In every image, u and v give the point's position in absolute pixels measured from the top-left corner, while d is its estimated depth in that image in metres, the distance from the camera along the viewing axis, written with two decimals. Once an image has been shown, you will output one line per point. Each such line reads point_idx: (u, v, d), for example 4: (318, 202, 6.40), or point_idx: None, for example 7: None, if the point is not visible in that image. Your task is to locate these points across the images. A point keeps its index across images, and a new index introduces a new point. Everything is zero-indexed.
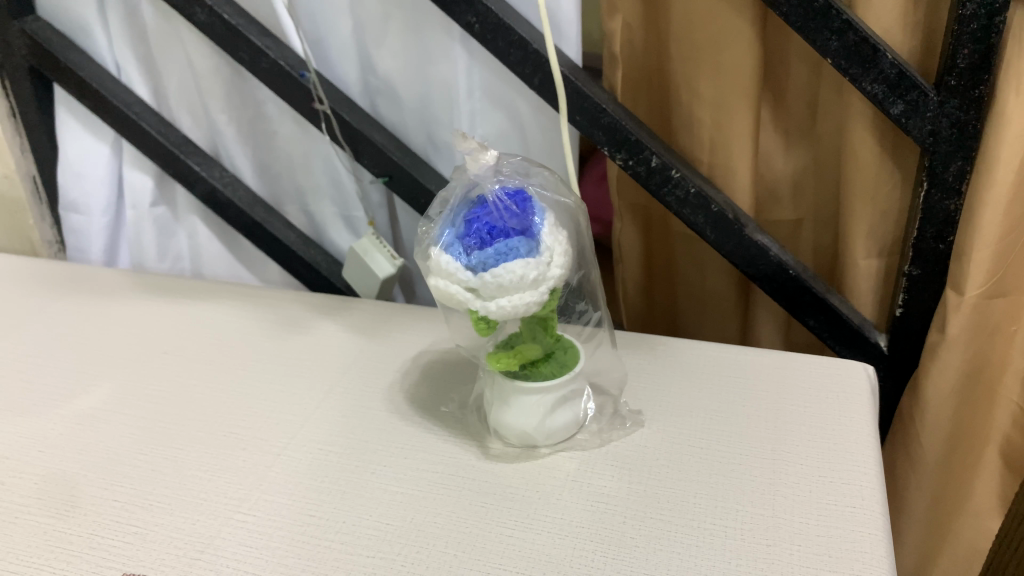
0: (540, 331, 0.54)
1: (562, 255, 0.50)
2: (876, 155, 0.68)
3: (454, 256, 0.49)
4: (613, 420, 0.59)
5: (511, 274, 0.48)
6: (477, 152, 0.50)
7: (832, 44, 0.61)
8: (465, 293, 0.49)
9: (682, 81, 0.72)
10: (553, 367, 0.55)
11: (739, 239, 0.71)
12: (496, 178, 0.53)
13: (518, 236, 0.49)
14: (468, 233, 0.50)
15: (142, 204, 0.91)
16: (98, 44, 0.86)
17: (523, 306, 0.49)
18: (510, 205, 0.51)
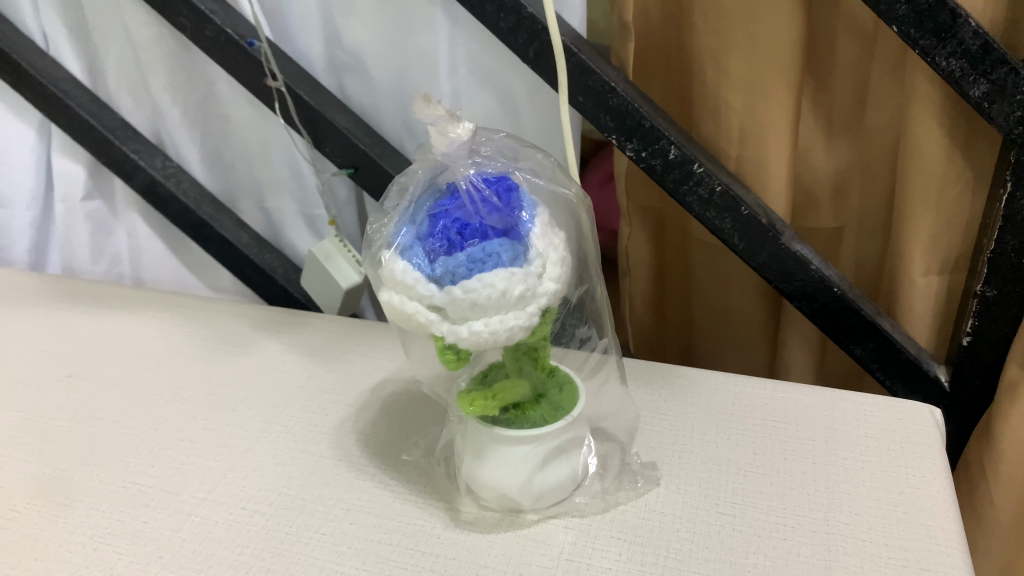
0: (526, 364, 0.42)
1: (557, 264, 0.38)
2: (945, 151, 0.56)
3: (413, 263, 0.37)
4: (621, 476, 0.47)
5: (489, 290, 0.35)
6: (446, 123, 0.38)
7: (899, 9, 0.49)
8: (427, 313, 0.37)
9: (708, 58, 0.60)
10: (544, 410, 0.43)
11: (774, 250, 0.59)
12: (472, 160, 0.40)
13: (499, 238, 0.37)
14: (432, 233, 0.37)
15: (74, 197, 0.79)
16: (22, 11, 0.74)
17: (505, 333, 0.37)
18: (488, 196, 0.38)
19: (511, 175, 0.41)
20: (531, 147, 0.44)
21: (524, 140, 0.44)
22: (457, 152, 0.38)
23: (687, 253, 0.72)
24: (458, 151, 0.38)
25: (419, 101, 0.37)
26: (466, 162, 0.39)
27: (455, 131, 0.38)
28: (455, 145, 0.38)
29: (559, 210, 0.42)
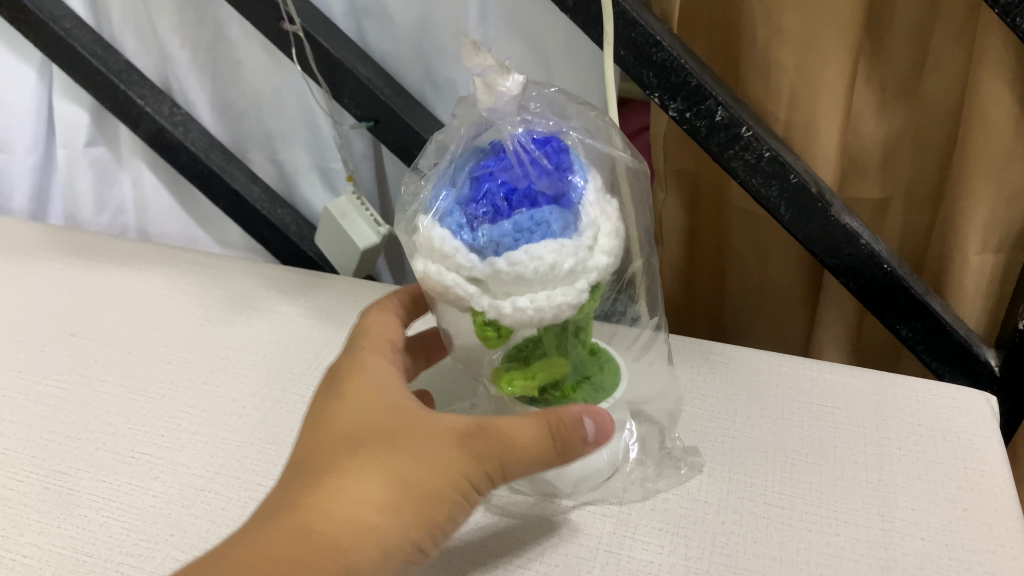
0: (569, 346, 0.38)
1: (610, 235, 0.35)
2: (1014, 122, 0.52)
3: (452, 230, 0.33)
4: (661, 459, 0.44)
5: (536, 263, 0.32)
6: (495, 75, 0.35)
7: None
8: (466, 286, 0.33)
9: (760, 13, 0.56)
10: (588, 393, 0.40)
11: (822, 221, 0.56)
12: (520, 116, 0.37)
13: (549, 205, 0.33)
14: (474, 197, 0.34)
15: (76, 142, 0.74)
16: None
17: (552, 310, 0.33)
18: (537, 158, 0.35)
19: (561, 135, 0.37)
20: (581, 104, 0.41)
21: (577, 96, 0.41)
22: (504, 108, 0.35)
23: (723, 220, 0.68)
24: (507, 108, 0.35)
25: (467, 49, 0.34)
26: (515, 120, 0.36)
27: (504, 84, 0.35)
28: (505, 102, 0.35)
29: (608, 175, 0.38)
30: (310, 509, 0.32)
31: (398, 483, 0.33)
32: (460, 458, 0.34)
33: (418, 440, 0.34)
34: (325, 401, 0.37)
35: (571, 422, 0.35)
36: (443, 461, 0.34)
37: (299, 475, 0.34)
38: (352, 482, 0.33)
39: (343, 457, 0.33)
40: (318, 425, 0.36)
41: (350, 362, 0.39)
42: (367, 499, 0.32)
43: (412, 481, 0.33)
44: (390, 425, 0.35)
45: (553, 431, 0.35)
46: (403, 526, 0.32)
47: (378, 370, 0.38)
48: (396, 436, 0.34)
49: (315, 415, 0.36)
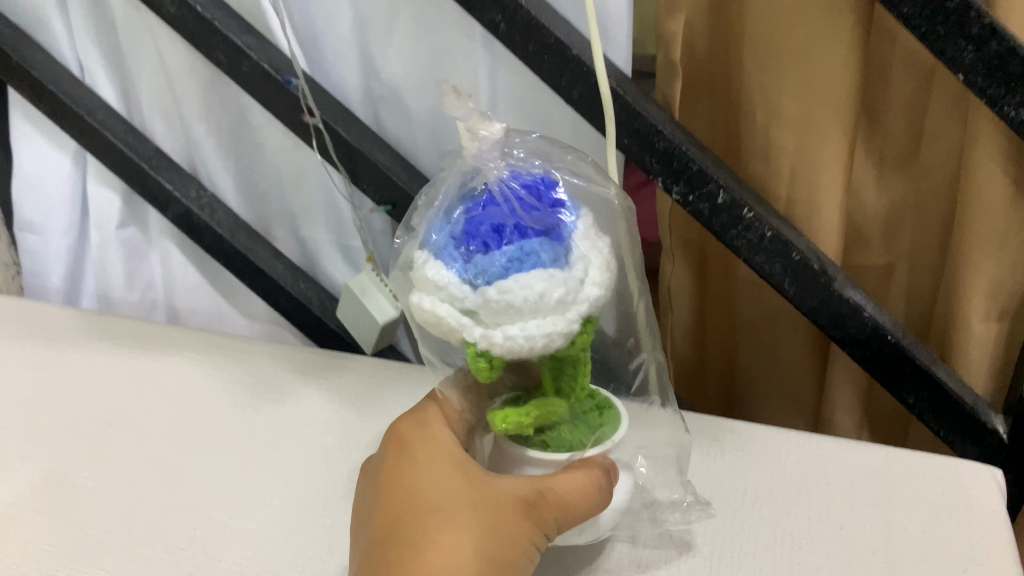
0: (565, 382, 0.40)
1: (598, 269, 0.36)
2: (1009, 198, 0.54)
3: (447, 264, 0.35)
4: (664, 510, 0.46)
5: (526, 290, 0.33)
6: (477, 121, 0.38)
7: (966, 57, 0.48)
8: (460, 317, 0.35)
9: (756, 98, 0.58)
10: (588, 435, 0.41)
11: (826, 296, 0.57)
12: (505, 161, 0.40)
13: (538, 238, 0.35)
14: (469, 233, 0.36)
15: (108, 225, 0.78)
16: (57, 40, 0.75)
17: (541, 339, 0.34)
18: (524, 199, 0.37)
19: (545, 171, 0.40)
20: (561, 147, 0.44)
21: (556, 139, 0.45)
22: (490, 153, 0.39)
23: (731, 288, 0.70)
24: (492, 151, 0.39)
25: (450, 96, 0.38)
26: (501, 163, 0.39)
27: (486, 130, 0.38)
28: (490, 147, 0.39)
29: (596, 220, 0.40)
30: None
31: (482, 552, 0.36)
32: (526, 524, 0.37)
33: (491, 510, 0.37)
34: (395, 477, 0.40)
35: (603, 476, 0.39)
36: (513, 528, 0.37)
37: (389, 549, 0.36)
38: (440, 553, 0.35)
39: (428, 531, 0.36)
40: (394, 501, 0.39)
41: (408, 441, 0.43)
42: (457, 566, 0.35)
43: (493, 554, 0.36)
44: (463, 497, 0.38)
45: (600, 489, 0.39)
46: None
47: (443, 440, 0.42)
48: (473, 506, 0.37)
49: (386, 493, 0.40)
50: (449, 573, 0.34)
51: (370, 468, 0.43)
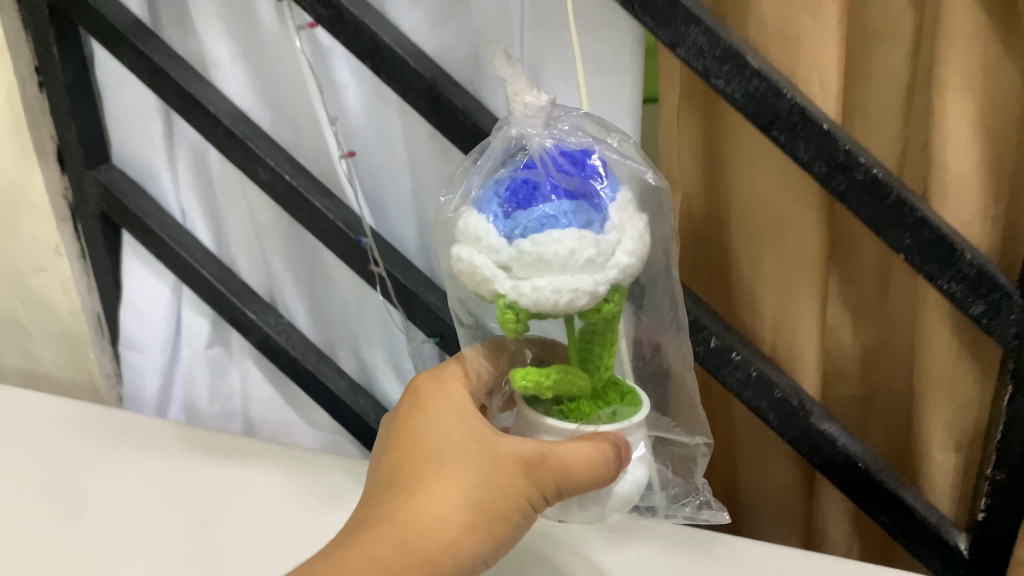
0: (591, 360, 0.46)
1: (629, 237, 0.41)
2: (956, 352, 0.64)
3: (490, 220, 0.41)
4: (682, 496, 0.58)
5: (556, 243, 0.38)
6: (521, 87, 0.44)
7: (905, 241, 0.59)
8: (496, 268, 0.40)
9: (744, 259, 0.70)
10: (603, 411, 0.46)
11: (805, 427, 0.67)
12: (549, 131, 0.46)
13: (570, 202, 0.40)
14: (512, 195, 0.41)
15: (198, 345, 0.92)
16: (166, 192, 0.88)
17: (569, 295, 0.39)
18: (564, 166, 0.43)
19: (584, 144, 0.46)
20: (604, 128, 0.50)
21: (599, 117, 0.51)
22: (535, 121, 0.44)
23: (731, 413, 0.80)
24: (537, 121, 0.45)
25: (501, 61, 0.44)
26: (545, 131, 0.45)
27: (529, 96, 0.44)
28: (535, 113, 0.44)
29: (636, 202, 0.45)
30: (407, 515, 0.45)
31: (471, 501, 0.45)
32: (524, 480, 0.44)
33: (488, 466, 0.46)
34: (423, 427, 0.50)
35: (618, 448, 0.43)
36: (509, 481, 0.45)
37: (398, 487, 0.47)
38: (435, 500, 0.45)
39: (431, 479, 0.46)
40: (415, 445, 0.48)
41: (432, 398, 0.51)
42: (445, 514, 0.44)
43: (482, 502, 0.45)
44: (469, 452, 0.47)
45: (610, 457, 0.43)
46: (473, 536, 0.44)
47: (459, 400, 0.50)
48: (472, 462, 0.46)
49: (413, 439, 0.49)
50: (437, 519, 0.44)
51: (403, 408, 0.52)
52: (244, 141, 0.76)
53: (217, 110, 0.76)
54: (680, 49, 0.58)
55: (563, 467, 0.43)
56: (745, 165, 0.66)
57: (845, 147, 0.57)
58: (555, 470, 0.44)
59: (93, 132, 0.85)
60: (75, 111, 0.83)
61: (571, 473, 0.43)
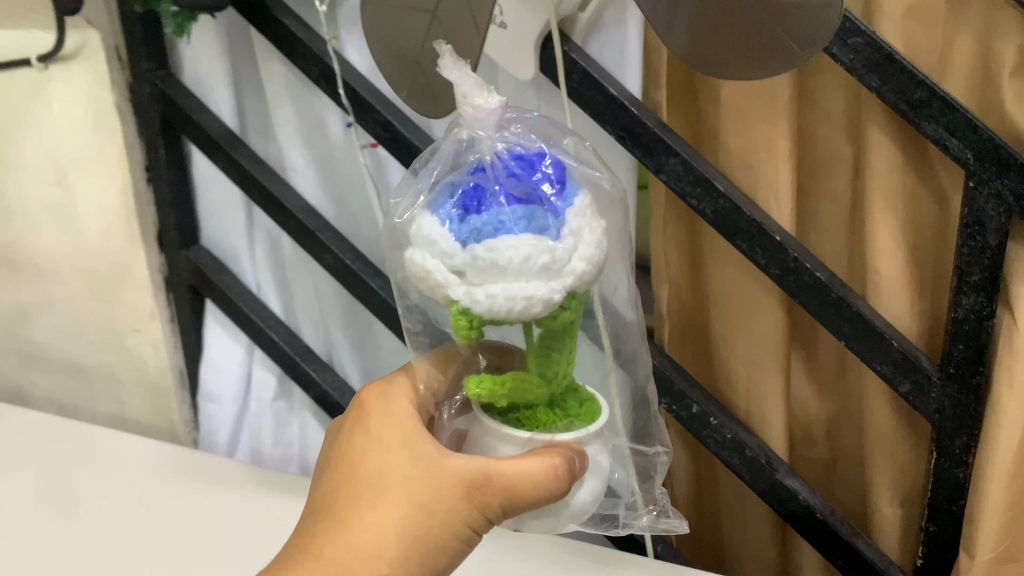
0: (548, 370, 0.49)
1: (582, 242, 0.45)
2: (894, 420, 0.78)
3: (446, 228, 0.45)
4: (638, 507, 0.63)
5: (508, 250, 0.42)
6: (468, 86, 0.47)
7: (845, 330, 0.72)
8: (450, 274, 0.44)
9: (722, 339, 0.84)
10: (561, 421, 0.51)
11: (772, 482, 0.80)
12: (499, 134, 0.50)
13: (520, 207, 0.44)
14: (468, 203, 0.45)
15: (265, 397, 1.10)
16: (245, 270, 1.05)
17: (522, 302, 0.43)
18: (515, 171, 0.47)
19: (535, 148, 0.50)
20: (560, 132, 0.55)
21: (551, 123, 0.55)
22: (484, 124, 0.49)
23: (715, 471, 0.93)
24: (488, 124, 0.49)
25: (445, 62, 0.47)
26: (493, 133, 0.49)
27: (478, 98, 0.48)
28: (484, 116, 0.48)
29: (593, 206, 0.49)
30: (351, 541, 0.51)
31: (407, 532, 0.51)
32: (465, 502, 0.51)
33: (428, 497, 0.52)
34: (368, 448, 0.56)
35: (573, 459, 0.49)
36: (450, 503, 0.51)
37: (342, 514, 0.53)
38: (376, 529, 0.51)
39: (375, 505, 0.52)
40: (360, 470, 0.54)
41: (382, 417, 0.57)
42: (386, 541, 0.51)
43: (416, 531, 0.51)
44: (412, 475, 0.53)
45: (559, 475, 0.48)
46: (413, 559, 0.51)
47: (402, 418, 0.56)
48: (411, 493, 0.52)
49: (358, 459, 0.55)
50: (379, 546, 0.51)
51: (353, 424, 0.58)
52: (315, 232, 0.93)
53: (293, 207, 0.93)
54: (663, 174, 0.73)
55: (499, 487, 0.50)
56: (720, 262, 0.81)
57: (795, 254, 0.71)
58: (493, 491, 0.50)
59: (187, 220, 1.02)
60: (174, 202, 1.00)
61: (508, 493, 0.50)
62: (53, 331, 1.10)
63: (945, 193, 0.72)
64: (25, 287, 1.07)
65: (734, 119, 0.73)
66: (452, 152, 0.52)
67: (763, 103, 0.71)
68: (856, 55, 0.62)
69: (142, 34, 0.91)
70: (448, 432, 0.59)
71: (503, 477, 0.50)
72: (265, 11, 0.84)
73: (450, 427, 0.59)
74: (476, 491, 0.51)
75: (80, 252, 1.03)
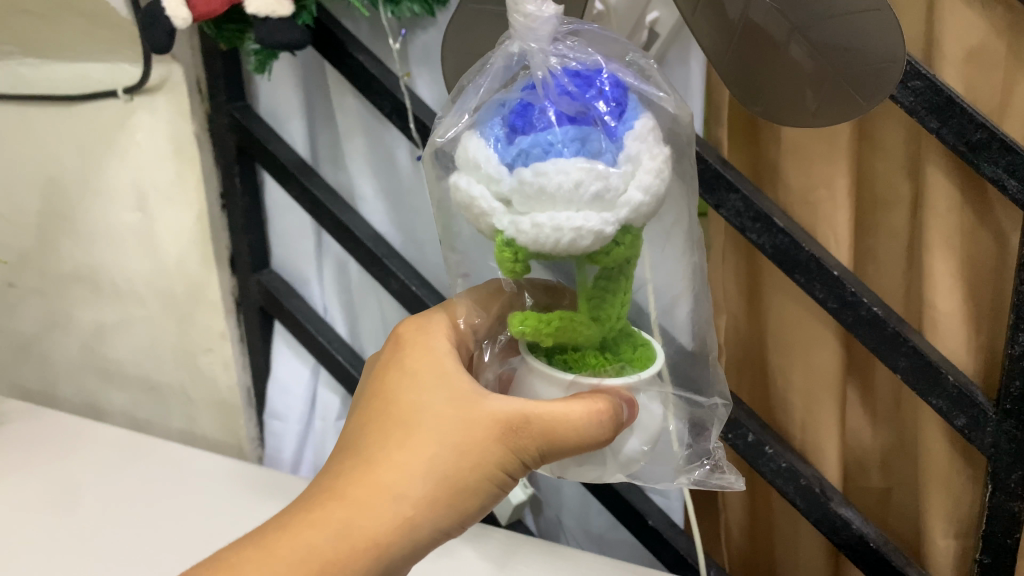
0: (600, 311, 0.52)
1: (638, 166, 0.45)
2: (948, 452, 0.79)
3: (494, 151, 0.45)
4: (694, 458, 0.63)
5: (557, 175, 0.43)
6: None
7: (901, 363, 0.73)
8: (494, 201, 0.46)
9: (778, 369, 0.86)
10: (612, 365, 0.54)
11: (826, 511, 0.81)
12: (553, 45, 0.50)
13: (572, 127, 0.44)
14: (517, 124, 0.45)
15: (330, 417, 1.15)
16: (312, 292, 1.11)
17: (570, 233, 0.43)
18: (569, 90, 0.47)
19: (591, 62, 0.50)
20: (619, 47, 0.54)
21: (613, 35, 0.55)
22: (537, 38, 0.49)
23: (770, 502, 0.94)
24: (540, 36, 0.49)
25: None
26: (547, 45, 0.50)
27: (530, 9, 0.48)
28: (537, 26, 0.49)
29: (656, 129, 0.48)
30: (379, 477, 0.52)
31: (435, 473, 0.52)
32: (503, 444, 0.52)
33: (463, 437, 0.52)
34: (401, 389, 0.56)
35: (622, 406, 0.51)
36: (485, 443, 0.52)
37: (371, 451, 0.53)
38: (405, 466, 0.52)
39: (405, 442, 0.53)
40: (394, 407, 0.55)
41: (419, 357, 0.58)
42: (416, 479, 0.51)
43: (449, 471, 0.52)
44: (446, 414, 0.53)
45: (604, 420, 0.50)
46: (443, 498, 0.52)
47: (438, 358, 0.57)
48: (442, 432, 0.52)
49: (391, 399, 0.56)
50: (408, 484, 0.51)
51: (393, 357, 0.60)
52: (382, 259, 0.97)
53: (362, 235, 0.97)
54: (723, 210, 0.75)
55: (541, 429, 0.51)
56: (777, 294, 0.83)
57: (852, 289, 0.73)
58: (533, 432, 0.51)
59: (258, 245, 1.08)
60: (247, 227, 1.05)
61: (551, 434, 0.51)
62: (129, 349, 1.15)
63: (1004, 233, 0.73)
64: (106, 306, 1.13)
65: (793, 157, 0.75)
66: (503, 66, 0.53)
67: (824, 143, 0.73)
68: (917, 97, 0.64)
69: (222, 68, 0.95)
70: (491, 372, 0.60)
71: (544, 417, 0.51)
72: (340, 49, 0.88)
73: (493, 367, 0.61)
74: (514, 433, 0.52)
75: (158, 274, 1.08)
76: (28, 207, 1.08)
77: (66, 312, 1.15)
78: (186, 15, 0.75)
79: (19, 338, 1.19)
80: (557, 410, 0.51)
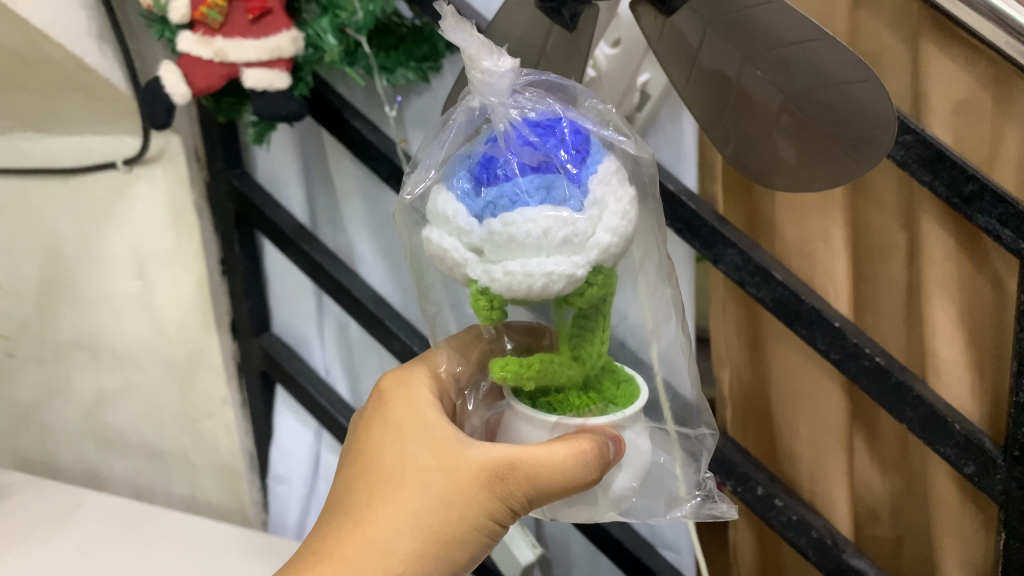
0: (581, 349, 0.51)
1: (607, 208, 0.46)
2: (959, 500, 0.78)
3: (462, 204, 0.46)
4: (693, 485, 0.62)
5: (526, 223, 0.43)
6: (475, 52, 0.47)
7: (907, 413, 0.73)
8: (465, 252, 0.46)
9: (784, 420, 0.86)
10: (596, 404, 0.53)
11: (840, 563, 0.80)
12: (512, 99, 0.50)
13: (535, 175, 0.45)
14: (483, 176, 0.46)
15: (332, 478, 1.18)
16: (313, 353, 1.12)
17: (541, 278, 0.44)
18: (530, 138, 0.47)
19: (550, 112, 0.50)
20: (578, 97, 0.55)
21: (571, 82, 0.55)
22: (496, 92, 0.48)
23: (783, 554, 0.94)
24: (499, 89, 0.48)
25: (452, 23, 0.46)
26: (506, 98, 0.49)
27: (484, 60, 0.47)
28: (495, 81, 0.48)
29: (619, 171, 0.48)
30: (368, 534, 0.53)
31: (423, 527, 0.52)
32: (490, 493, 0.52)
33: (449, 487, 0.53)
34: (386, 441, 0.57)
35: (607, 444, 0.51)
36: (471, 492, 0.52)
37: (361, 508, 0.54)
38: (393, 520, 0.53)
39: (392, 497, 0.53)
40: (378, 461, 0.56)
41: (402, 407, 0.58)
42: (404, 533, 0.52)
43: (439, 522, 0.53)
44: (431, 465, 0.54)
45: (590, 461, 0.49)
46: (432, 549, 0.52)
47: (420, 406, 0.58)
48: (426, 485, 0.53)
49: (377, 453, 0.56)
50: (397, 539, 0.52)
51: (375, 410, 0.60)
52: (383, 320, 0.97)
53: (361, 296, 0.97)
54: (721, 264, 0.76)
55: (525, 476, 0.51)
56: (778, 345, 0.83)
57: (854, 340, 0.73)
58: (517, 479, 0.51)
59: (258, 310, 1.08)
60: (248, 292, 1.06)
61: (536, 480, 0.51)
62: (130, 417, 1.14)
63: (1001, 279, 0.74)
64: (105, 373, 1.11)
65: (789, 212, 0.76)
66: (466, 121, 0.53)
67: (819, 197, 0.74)
68: (908, 151, 0.65)
69: (221, 137, 0.96)
70: (477, 418, 0.60)
71: (527, 466, 0.51)
72: (337, 117, 0.89)
73: (478, 414, 0.60)
74: (500, 482, 0.52)
75: (159, 340, 1.07)
76: (27, 275, 1.06)
77: (66, 381, 1.13)
78: (184, 91, 0.76)
79: (18, 408, 1.16)
80: (539, 456, 0.50)
